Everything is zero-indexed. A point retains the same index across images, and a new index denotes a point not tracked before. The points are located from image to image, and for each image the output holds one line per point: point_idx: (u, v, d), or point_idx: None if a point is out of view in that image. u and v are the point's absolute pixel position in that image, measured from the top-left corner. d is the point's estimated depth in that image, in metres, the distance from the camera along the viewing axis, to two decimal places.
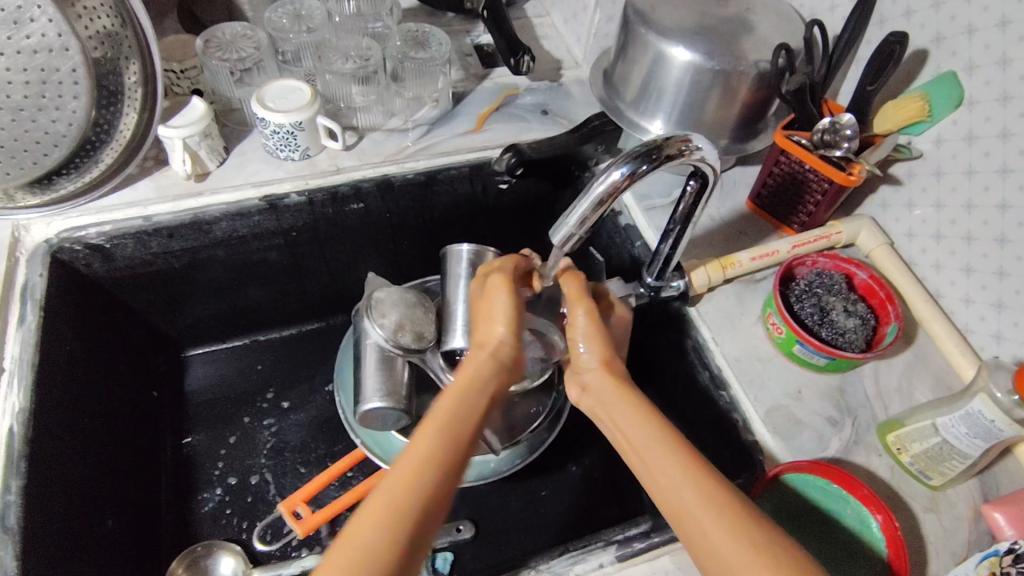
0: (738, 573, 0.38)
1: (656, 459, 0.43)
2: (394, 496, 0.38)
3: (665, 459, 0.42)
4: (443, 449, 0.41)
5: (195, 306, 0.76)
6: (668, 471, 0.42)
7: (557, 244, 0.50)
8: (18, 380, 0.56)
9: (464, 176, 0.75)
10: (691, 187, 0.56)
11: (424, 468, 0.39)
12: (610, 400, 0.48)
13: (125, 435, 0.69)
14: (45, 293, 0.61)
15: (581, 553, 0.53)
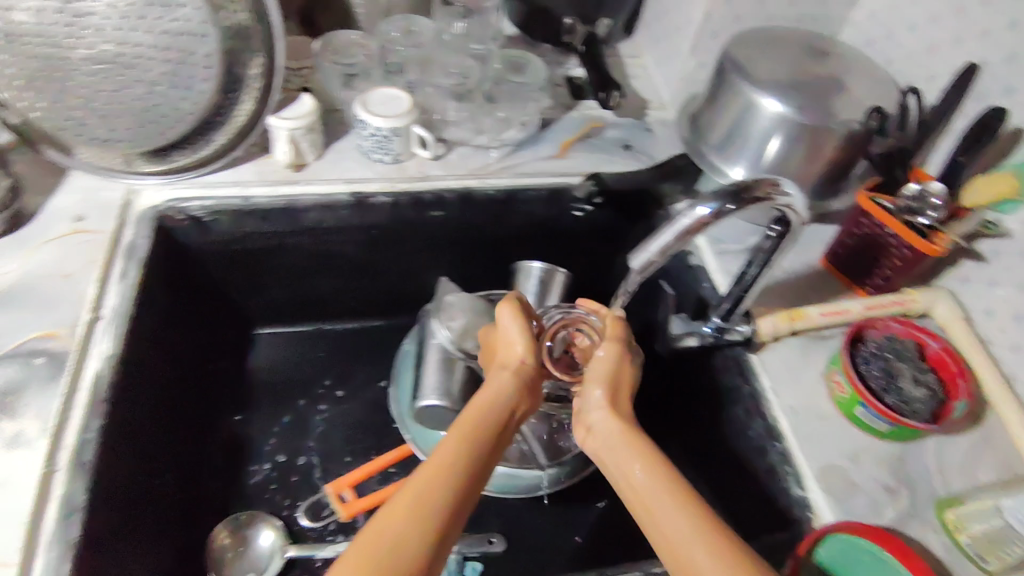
0: None
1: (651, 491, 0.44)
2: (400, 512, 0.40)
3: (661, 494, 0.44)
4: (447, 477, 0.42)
5: (271, 288, 0.80)
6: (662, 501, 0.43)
7: (634, 268, 0.51)
8: (112, 329, 0.60)
9: (542, 199, 0.79)
10: (772, 233, 0.56)
11: (430, 496, 0.41)
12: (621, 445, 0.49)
13: (192, 399, 0.72)
14: (147, 253, 0.66)
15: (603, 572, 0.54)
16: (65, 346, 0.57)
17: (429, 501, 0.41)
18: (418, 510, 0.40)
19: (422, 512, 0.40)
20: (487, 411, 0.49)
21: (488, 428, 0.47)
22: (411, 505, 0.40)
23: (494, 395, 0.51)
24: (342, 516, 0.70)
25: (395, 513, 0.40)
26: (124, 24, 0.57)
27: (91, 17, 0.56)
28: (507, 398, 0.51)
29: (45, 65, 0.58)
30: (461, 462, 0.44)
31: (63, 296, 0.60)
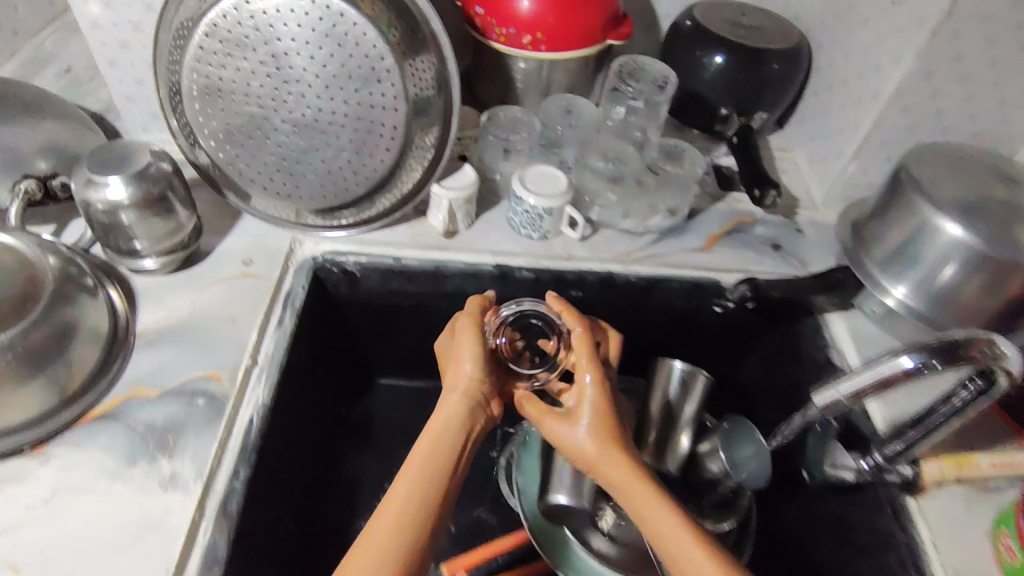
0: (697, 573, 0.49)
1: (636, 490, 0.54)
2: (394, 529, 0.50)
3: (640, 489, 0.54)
4: (424, 496, 0.52)
5: (401, 342, 0.82)
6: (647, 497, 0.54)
7: (819, 402, 0.49)
8: (265, 377, 0.61)
9: (684, 290, 0.77)
10: (973, 382, 0.51)
11: (400, 544, 0.49)
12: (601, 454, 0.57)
13: (318, 443, 0.73)
14: (303, 303, 0.68)
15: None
16: (225, 390, 0.59)
17: (406, 515, 0.51)
18: (390, 552, 0.49)
19: (404, 533, 0.50)
20: (441, 441, 0.56)
21: (440, 458, 0.55)
22: (399, 524, 0.50)
23: (449, 417, 0.58)
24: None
25: (377, 554, 0.49)
26: (325, 92, 0.60)
27: (297, 83, 0.59)
28: (458, 421, 0.58)
29: (247, 122, 0.61)
30: (423, 500, 0.52)
31: (227, 339, 0.63)
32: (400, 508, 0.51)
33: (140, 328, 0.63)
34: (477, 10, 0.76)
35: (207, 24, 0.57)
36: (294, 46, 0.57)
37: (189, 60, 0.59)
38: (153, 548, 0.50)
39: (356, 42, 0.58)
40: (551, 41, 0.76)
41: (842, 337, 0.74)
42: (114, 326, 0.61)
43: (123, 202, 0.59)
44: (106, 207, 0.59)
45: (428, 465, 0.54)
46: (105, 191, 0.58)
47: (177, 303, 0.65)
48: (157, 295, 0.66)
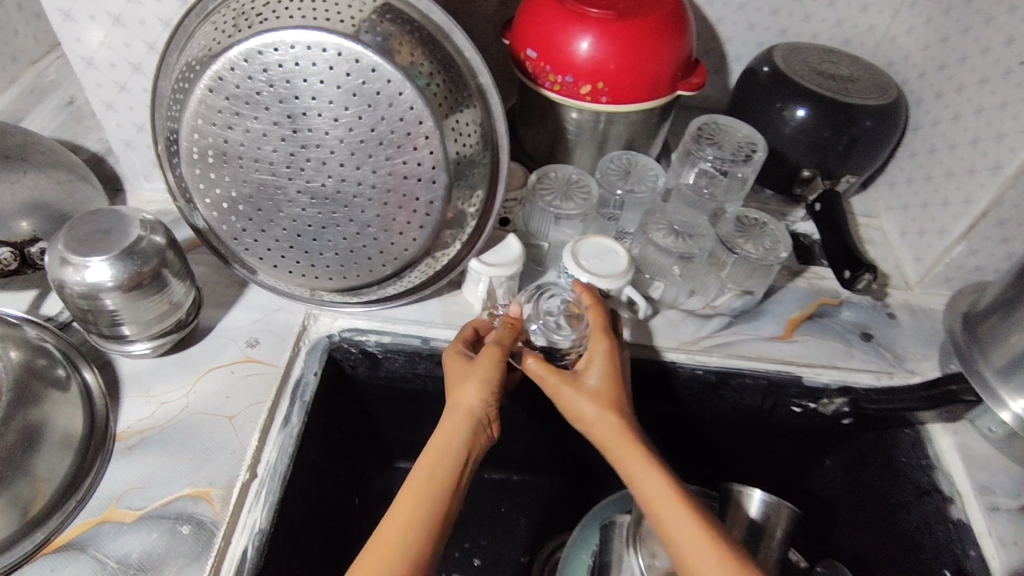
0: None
1: (642, 472, 0.50)
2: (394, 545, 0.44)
3: (649, 476, 0.49)
4: (425, 510, 0.47)
5: (424, 426, 0.72)
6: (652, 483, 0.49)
7: None
8: (265, 495, 0.51)
9: (759, 389, 0.66)
10: None
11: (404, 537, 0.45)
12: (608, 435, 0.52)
13: (327, 547, 0.64)
14: (314, 394, 0.58)
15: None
16: (215, 515, 0.49)
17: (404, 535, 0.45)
18: (393, 553, 0.44)
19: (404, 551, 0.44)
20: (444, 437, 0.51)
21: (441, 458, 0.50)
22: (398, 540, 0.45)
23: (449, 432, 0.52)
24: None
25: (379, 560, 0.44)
26: (351, 159, 0.49)
27: (317, 148, 0.49)
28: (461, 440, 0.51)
29: (257, 191, 0.51)
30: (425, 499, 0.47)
31: (223, 445, 0.53)
32: (400, 514, 0.46)
33: (123, 427, 0.54)
34: (529, 54, 0.65)
35: (212, 78, 0.47)
36: (315, 105, 0.47)
37: (189, 117, 0.49)
38: None
39: (389, 102, 0.48)
40: (614, 92, 0.64)
41: (949, 458, 0.62)
42: (90, 425, 0.52)
43: (106, 284, 0.49)
44: (85, 291, 0.50)
45: (428, 473, 0.48)
46: (85, 272, 0.49)
47: (166, 394, 0.56)
48: (144, 383, 0.56)
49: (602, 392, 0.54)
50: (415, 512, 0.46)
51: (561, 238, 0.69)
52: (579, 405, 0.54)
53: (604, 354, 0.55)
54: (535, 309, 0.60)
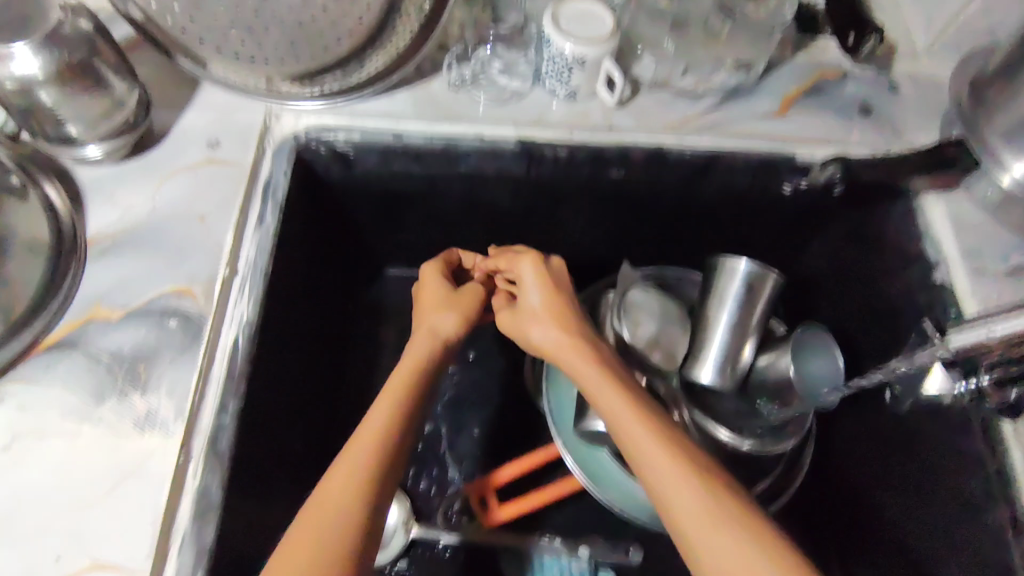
0: (680, 501, 0.40)
1: (607, 394, 0.47)
2: (346, 479, 0.42)
3: (621, 392, 0.47)
4: (383, 435, 0.45)
5: (408, 231, 0.71)
6: (620, 407, 0.46)
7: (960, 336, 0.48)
8: (248, 288, 0.52)
9: (749, 169, 0.63)
10: None
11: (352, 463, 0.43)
12: (572, 358, 0.51)
13: (322, 346, 0.66)
14: (286, 194, 0.56)
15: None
16: (201, 309, 0.50)
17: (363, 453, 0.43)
18: (355, 478, 0.42)
19: (366, 473, 0.42)
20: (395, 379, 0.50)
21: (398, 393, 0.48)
22: (348, 470, 0.42)
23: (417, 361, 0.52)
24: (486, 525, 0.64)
25: (325, 506, 0.41)
26: None
27: None
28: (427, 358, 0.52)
29: None
30: (368, 454, 0.43)
31: (198, 244, 0.52)
32: (367, 433, 0.45)
33: (93, 233, 0.52)
34: None
35: None
36: None
37: None
38: (134, 499, 0.44)
39: None
40: None
41: (941, 225, 0.61)
42: (57, 232, 0.51)
43: (37, 77, 0.46)
44: (17, 88, 0.46)
45: (385, 407, 0.47)
46: (11, 65, 0.45)
47: (132, 200, 0.54)
48: (107, 191, 0.54)
49: (554, 312, 0.54)
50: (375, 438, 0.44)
51: (538, 14, 0.62)
52: (547, 315, 0.54)
53: (538, 270, 0.57)
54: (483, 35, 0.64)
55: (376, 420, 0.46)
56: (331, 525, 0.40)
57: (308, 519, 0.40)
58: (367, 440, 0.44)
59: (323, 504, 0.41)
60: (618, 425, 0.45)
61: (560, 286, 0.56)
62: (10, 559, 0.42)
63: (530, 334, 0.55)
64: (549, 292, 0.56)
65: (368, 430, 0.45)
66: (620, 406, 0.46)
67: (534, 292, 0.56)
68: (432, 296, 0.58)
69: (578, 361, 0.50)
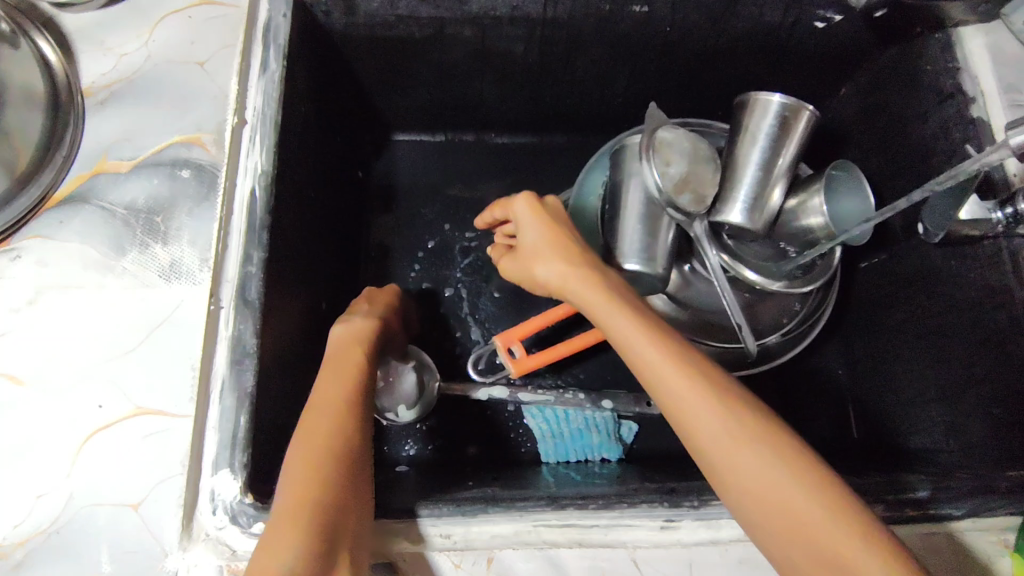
0: (708, 432, 0.38)
1: (617, 323, 0.43)
2: (318, 446, 0.39)
3: (635, 319, 0.43)
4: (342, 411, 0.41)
5: (416, 88, 0.67)
6: (632, 337, 0.42)
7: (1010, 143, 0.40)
8: (259, 137, 0.48)
9: (781, 0, 0.58)
10: None
11: (325, 430, 0.40)
12: (577, 286, 0.46)
13: (337, 211, 0.65)
14: (288, 39, 0.50)
15: (646, 505, 0.43)
16: (213, 158, 0.48)
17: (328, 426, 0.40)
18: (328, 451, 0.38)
19: (333, 444, 0.39)
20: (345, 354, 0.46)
21: (355, 371, 0.45)
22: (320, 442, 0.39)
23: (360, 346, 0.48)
24: (513, 374, 0.60)
25: (303, 475, 0.37)
26: None
27: None
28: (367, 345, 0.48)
29: None
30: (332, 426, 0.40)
31: (202, 91, 0.49)
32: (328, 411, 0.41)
33: (87, 82, 0.49)
34: None
35: None
36: None
37: None
38: (168, 346, 0.44)
39: None
40: None
41: (977, 57, 0.57)
42: (51, 81, 0.47)
43: None
44: None
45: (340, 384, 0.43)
46: None
47: (124, 45, 0.50)
48: (96, 36, 0.50)
49: (544, 244, 0.49)
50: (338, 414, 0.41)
51: None
52: (543, 246, 0.49)
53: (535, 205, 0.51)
54: None
55: (327, 400, 0.42)
56: (315, 483, 0.37)
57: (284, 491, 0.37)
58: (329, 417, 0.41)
59: (298, 476, 0.37)
60: (634, 355, 0.42)
61: (558, 215, 0.51)
62: (52, 406, 0.42)
63: (536, 273, 0.50)
64: (540, 223, 0.50)
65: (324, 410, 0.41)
66: (634, 332, 0.42)
67: (530, 234, 0.50)
68: (384, 298, 0.57)
69: (579, 289, 0.46)
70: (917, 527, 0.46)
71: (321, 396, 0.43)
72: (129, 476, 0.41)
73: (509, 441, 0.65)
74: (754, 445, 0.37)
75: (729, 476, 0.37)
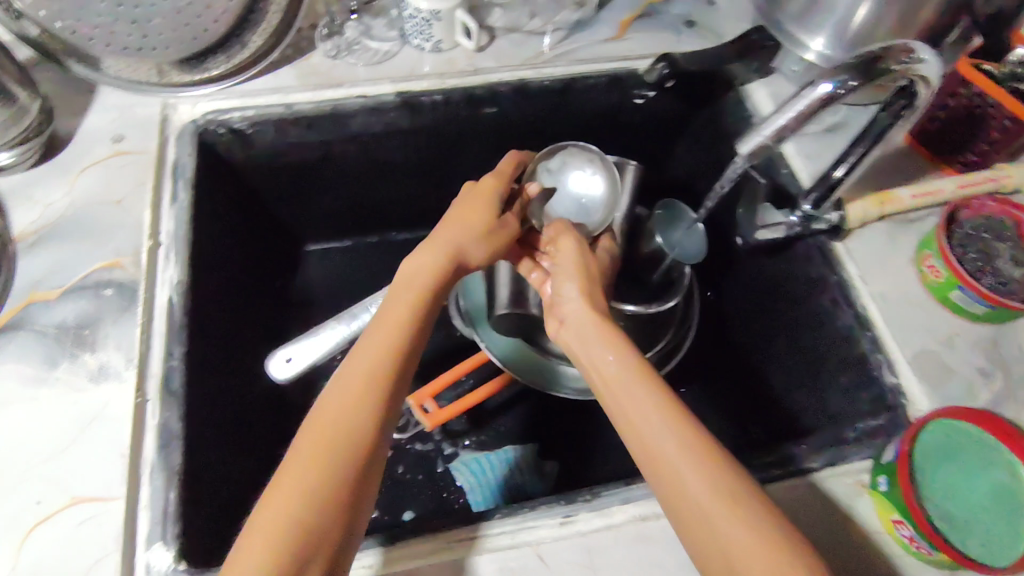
0: (684, 469, 0.40)
1: (615, 370, 0.47)
2: (315, 455, 0.40)
3: (634, 370, 0.47)
4: (360, 419, 0.42)
5: (319, 201, 0.77)
6: (630, 386, 0.46)
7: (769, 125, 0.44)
8: (174, 254, 0.57)
9: (601, 87, 0.72)
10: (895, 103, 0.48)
11: (342, 420, 0.41)
12: (587, 335, 0.51)
13: (258, 317, 0.72)
14: (194, 173, 0.61)
15: (545, 506, 0.49)
16: (132, 275, 0.55)
17: (340, 437, 0.41)
18: (318, 467, 0.39)
19: (333, 464, 0.40)
20: (395, 319, 0.48)
21: (396, 357, 0.45)
22: (318, 462, 0.40)
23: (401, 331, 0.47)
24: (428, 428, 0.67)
25: (286, 492, 0.38)
26: None
27: None
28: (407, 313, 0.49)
29: None
30: (336, 440, 0.41)
31: (120, 223, 0.58)
32: (347, 412, 0.42)
33: (18, 231, 0.57)
34: None
35: None
36: None
37: None
38: (98, 440, 0.49)
39: None
40: None
41: (764, 105, 0.71)
42: None
43: None
44: None
45: (374, 391, 0.43)
46: None
47: (50, 197, 0.59)
48: (25, 193, 0.58)
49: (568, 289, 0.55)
50: (361, 421, 0.42)
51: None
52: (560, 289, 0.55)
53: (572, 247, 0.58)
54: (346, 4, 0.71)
55: (357, 409, 0.42)
56: (285, 511, 0.38)
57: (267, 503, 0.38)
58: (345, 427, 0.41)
59: (286, 484, 0.39)
60: (628, 397, 0.45)
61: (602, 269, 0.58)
62: None
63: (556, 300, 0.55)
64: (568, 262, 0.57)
65: (346, 408, 0.42)
66: (628, 379, 0.46)
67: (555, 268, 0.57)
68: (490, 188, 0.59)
69: (585, 343, 0.51)
70: (779, 482, 0.53)
71: (349, 394, 0.43)
72: (66, 563, 0.44)
73: (442, 499, 0.69)
74: (723, 488, 0.39)
75: (692, 509, 0.39)
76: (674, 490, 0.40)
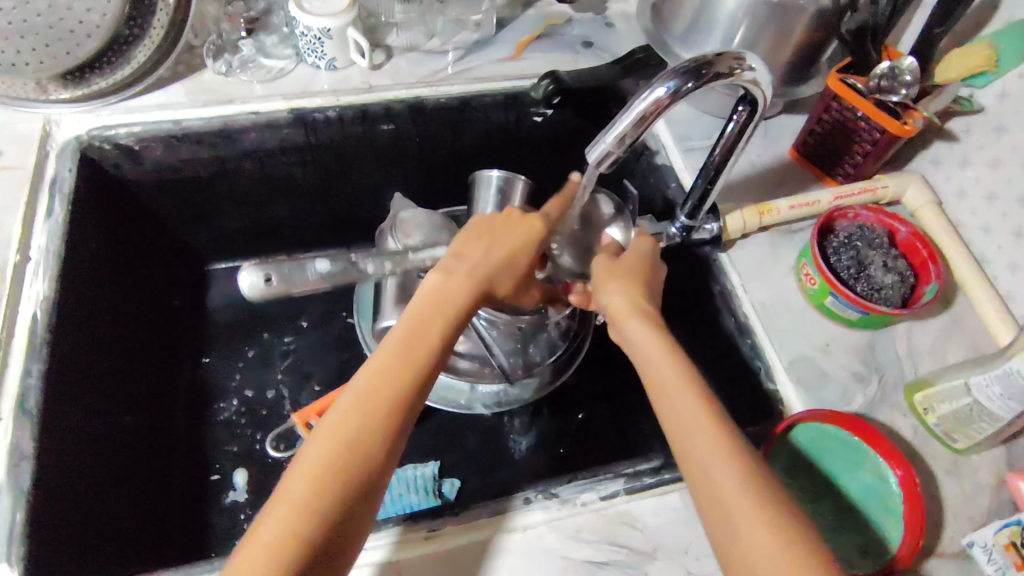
0: (730, 501, 0.37)
1: (669, 373, 0.43)
2: (311, 474, 0.37)
3: (687, 380, 0.43)
4: (370, 439, 0.39)
5: (218, 219, 0.76)
6: (679, 393, 0.42)
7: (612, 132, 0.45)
8: (43, 270, 0.56)
9: (497, 105, 0.73)
10: (738, 116, 0.52)
11: (347, 436, 0.39)
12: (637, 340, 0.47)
13: (148, 338, 0.71)
14: (73, 189, 0.61)
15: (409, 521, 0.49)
16: None
17: (348, 453, 0.38)
18: (323, 489, 0.37)
19: (329, 486, 0.37)
20: (420, 335, 0.43)
21: (409, 377, 0.41)
22: (320, 486, 0.37)
23: (421, 341, 0.43)
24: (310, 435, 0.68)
25: (285, 509, 0.37)
26: None
27: None
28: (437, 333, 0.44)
29: None
30: (343, 463, 0.38)
31: None
32: (355, 429, 0.39)
33: None
34: None
35: None
36: None
37: None
38: None
39: None
40: None
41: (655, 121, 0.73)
42: None
43: None
44: None
45: (381, 411, 0.40)
46: None
47: None
48: None
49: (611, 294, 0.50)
50: (361, 443, 0.39)
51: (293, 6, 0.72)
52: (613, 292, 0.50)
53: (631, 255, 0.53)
54: (240, 22, 0.71)
55: (367, 429, 0.39)
56: (285, 535, 0.36)
57: (263, 522, 0.37)
58: (348, 451, 0.38)
59: (286, 501, 0.37)
60: (676, 412, 0.41)
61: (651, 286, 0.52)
62: None
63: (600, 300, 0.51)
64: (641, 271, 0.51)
65: (355, 425, 0.39)
66: (680, 392, 0.42)
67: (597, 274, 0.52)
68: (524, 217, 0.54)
69: (635, 345, 0.47)
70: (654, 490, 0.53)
71: (358, 410, 0.40)
72: None
73: None
74: (761, 528, 0.36)
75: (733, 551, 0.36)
76: (717, 528, 0.37)
